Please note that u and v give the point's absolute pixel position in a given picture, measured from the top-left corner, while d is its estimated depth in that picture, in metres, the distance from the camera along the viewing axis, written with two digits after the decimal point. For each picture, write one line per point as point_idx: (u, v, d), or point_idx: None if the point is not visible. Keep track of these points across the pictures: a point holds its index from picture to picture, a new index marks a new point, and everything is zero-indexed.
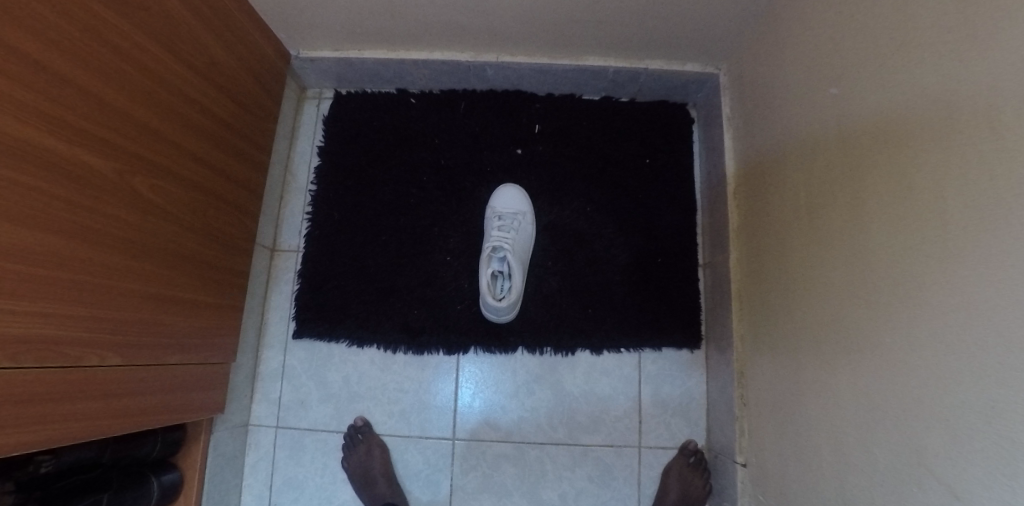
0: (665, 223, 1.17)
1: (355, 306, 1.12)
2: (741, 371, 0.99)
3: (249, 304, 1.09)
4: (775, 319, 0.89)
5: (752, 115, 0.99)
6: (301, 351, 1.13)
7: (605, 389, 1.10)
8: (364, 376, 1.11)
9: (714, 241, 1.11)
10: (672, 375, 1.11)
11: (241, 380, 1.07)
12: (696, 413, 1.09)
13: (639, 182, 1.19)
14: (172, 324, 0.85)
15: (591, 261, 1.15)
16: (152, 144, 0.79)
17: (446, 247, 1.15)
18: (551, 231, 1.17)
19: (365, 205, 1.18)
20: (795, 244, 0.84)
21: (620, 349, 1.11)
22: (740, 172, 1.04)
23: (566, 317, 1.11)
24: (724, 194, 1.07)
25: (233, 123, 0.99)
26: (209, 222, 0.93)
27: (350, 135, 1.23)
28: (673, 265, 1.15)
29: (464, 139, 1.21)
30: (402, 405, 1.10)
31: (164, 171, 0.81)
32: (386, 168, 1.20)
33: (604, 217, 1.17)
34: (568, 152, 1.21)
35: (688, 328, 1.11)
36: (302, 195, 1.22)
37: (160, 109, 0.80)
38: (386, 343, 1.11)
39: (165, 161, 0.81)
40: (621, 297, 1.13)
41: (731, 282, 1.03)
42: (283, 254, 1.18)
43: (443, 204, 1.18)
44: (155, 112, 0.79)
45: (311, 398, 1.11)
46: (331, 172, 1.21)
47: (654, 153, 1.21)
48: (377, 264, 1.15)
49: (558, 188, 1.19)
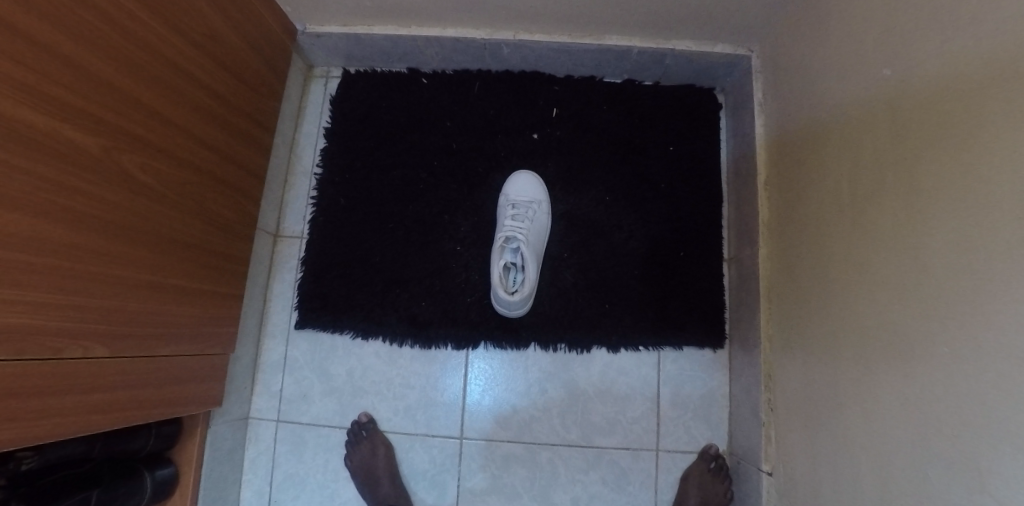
0: (689, 215, 1.10)
1: (360, 297, 1.07)
2: (768, 374, 0.93)
3: (250, 292, 1.04)
4: (808, 320, 0.82)
5: (788, 100, 0.92)
6: (303, 342, 1.08)
7: (622, 390, 1.04)
8: (368, 370, 1.06)
9: (742, 234, 1.04)
10: (693, 376, 1.05)
11: (241, 371, 1.03)
12: (718, 416, 1.03)
13: (662, 171, 1.12)
14: (164, 314, 0.80)
15: (609, 254, 1.08)
16: (143, 121, 0.73)
17: (456, 236, 1.09)
18: (568, 221, 1.11)
19: (372, 191, 1.13)
20: (834, 239, 0.77)
21: (638, 348, 1.05)
22: (772, 160, 0.96)
23: (582, 313, 1.05)
24: (753, 184, 1.00)
25: (233, 100, 0.93)
26: (205, 206, 0.88)
27: (358, 116, 1.17)
28: (697, 259, 1.08)
29: (477, 123, 1.15)
30: (408, 401, 1.05)
31: (156, 150, 0.76)
32: (395, 152, 1.14)
33: (623, 207, 1.10)
34: (587, 138, 1.14)
35: (711, 326, 1.05)
36: (307, 178, 1.16)
37: (152, 83, 0.74)
38: (392, 336, 1.06)
39: (157, 139, 0.76)
40: (641, 293, 1.07)
41: (758, 279, 0.96)
42: (286, 240, 1.13)
43: (454, 191, 1.12)
44: (146, 87, 0.73)
45: (313, 392, 1.06)
46: (337, 155, 1.15)
47: (678, 140, 1.14)
48: (384, 253, 1.09)
49: (576, 176, 1.12)
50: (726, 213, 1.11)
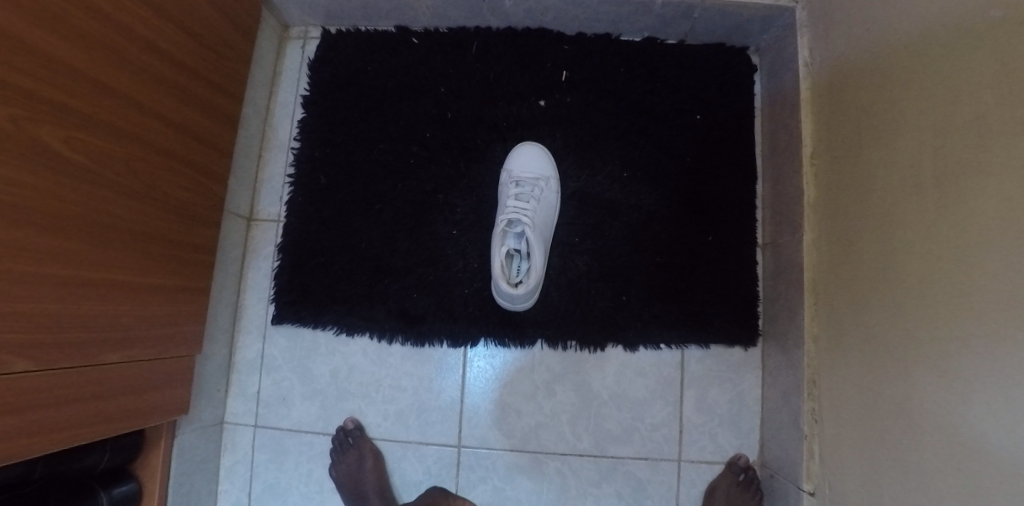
0: (719, 193, 0.96)
1: (345, 287, 0.95)
2: (813, 381, 0.80)
3: (219, 284, 0.92)
4: (871, 324, 0.69)
5: (846, 56, 0.76)
6: (282, 338, 0.96)
7: (640, 393, 0.92)
8: (355, 370, 0.94)
9: (780, 216, 0.90)
10: (721, 378, 0.92)
11: (211, 373, 0.92)
12: (748, 422, 0.91)
13: (688, 143, 0.98)
14: (107, 315, 0.68)
15: (627, 239, 0.95)
16: (68, 85, 0.60)
17: (452, 219, 0.96)
18: (579, 202, 0.97)
19: (357, 168, 0.99)
20: (912, 227, 0.63)
21: (658, 346, 0.92)
22: (821, 130, 0.81)
23: (595, 306, 0.93)
24: (797, 158, 0.86)
25: (187, 62, 0.79)
26: (154, 186, 0.75)
27: (340, 82, 1.02)
28: (727, 245, 0.94)
29: (476, 89, 1.00)
30: (399, 405, 0.93)
31: (87, 120, 0.63)
32: (382, 123, 1.00)
33: (643, 185, 0.97)
34: (602, 106, 0.99)
35: (743, 321, 0.92)
36: (283, 153, 1.03)
37: (77, 38, 0.61)
38: (381, 333, 0.94)
39: (87, 108, 0.63)
40: (663, 283, 0.94)
41: (803, 270, 0.83)
42: (261, 224, 1.00)
43: (449, 167, 0.98)
44: (69, 43, 0.60)
45: (294, 394, 0.95)
46: (316, 126, 1.01)
47: (706, 107, 0.99)
48: (371, 239, 0.96)
49: (589, 150, 0.98)
50: (761, 191, 0.97)
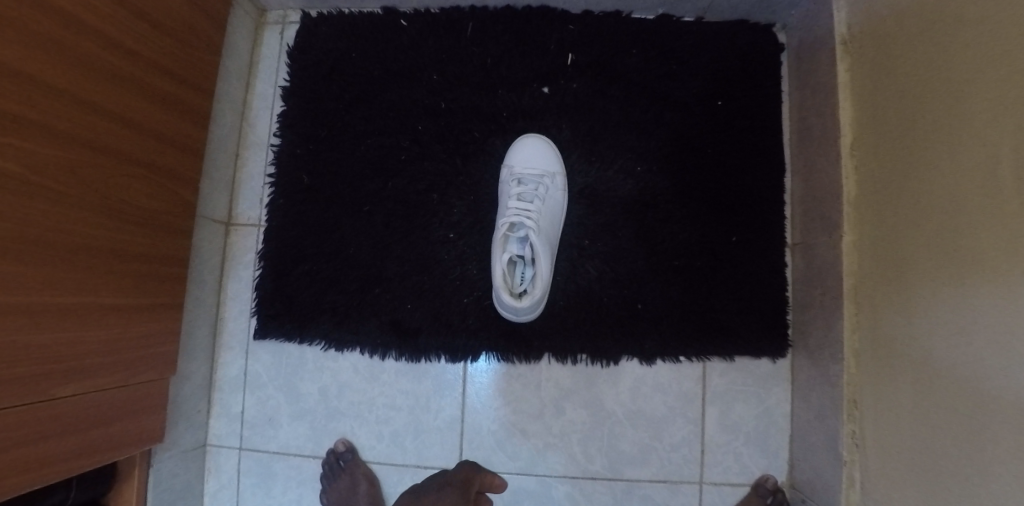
0: (744, 188, 0.86)
1: (332, 298, 0.87)
2: (853, 401, 0.72)
3: (194, 296, 0.84)
4: (929, 342, 0.60)
5: (897, 31, 0.66)
6: (266, 354, 0.88)
7: (657, 410, 0.84)
8: (345, 388, 0.87)
9: (812, 214, 0.81)
10: (745, 392, 0.84)
11: (189, 394, 0.85)
12: (776, 441, 0.83)
13: (709, 133, 0.88)
14: (58, 345, 0.61)
15: (642, 240, 0.86)
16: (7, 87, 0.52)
17: (448, 221, 0.88)
18: (588, 200, 0.88)
19: (343, 166, 0.90)
20: (985, 235, 0.53)
21: (677, 358, 0.84)
22: (865, 117, 0.71)
23: (608, 315, 0.85)
24: (834, 149, 0.76)
25: (144, 52, 0.69)
26: (111, 195, 0.66)
27: (322, 71, 0.93)
28: (753, 246, 0.85)
29: (472, 76, 0.91)
30: (394, 426, 0.86)
31: (31, 127, 0.55)
32: (369, 116, 0.91)
33: (659, 180, 0.87)
34: (612, 92, 0.89)
35: (770, 330, 0.83)
36: (263, 150, 0.94)
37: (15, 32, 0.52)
38: (372, 347, 0.86)
39: (30, 112, 0.54)
40: (681, 289, 0.85)
41: (841, 276, 0.74)
42: (240, 229, 0.92)
43: (444, 164, 0.89)
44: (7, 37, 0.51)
45: (281, 415, 0.87)
46: (298, 121, 0.92)
47: (729, 92, 0.89)
48: (360, 244, 0.88)
49: (598, 142, 0.89)
50: (790, 185, 0.87)
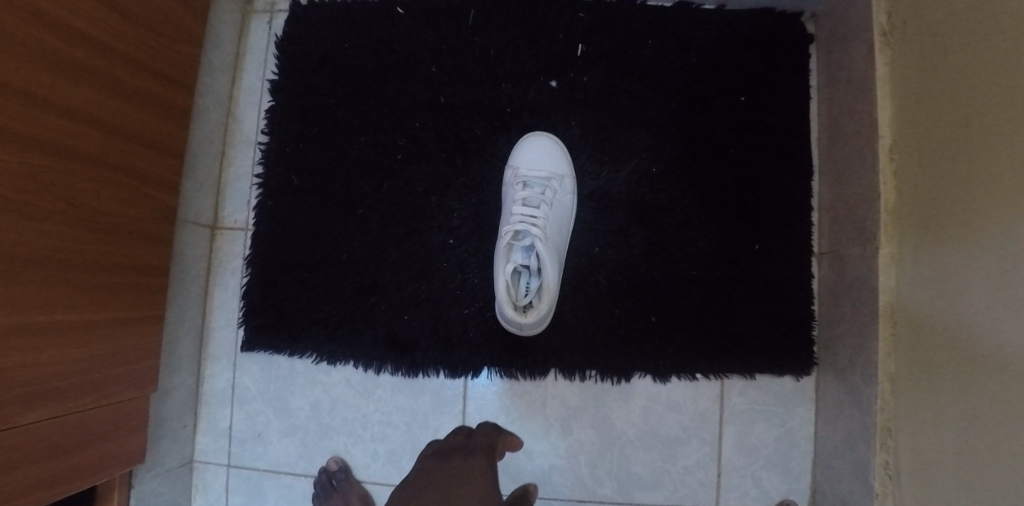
0: (767, 192, 0.80)
1: (324, 308, 0.81)
2: (888, 429, 0.66)
3: (177, 306, 0.79)
4: (976, 373, 0.54)
5: (949, 21, 0.58)
6: (254, 367, 0.83)
7: (671, 430, 0.78)
8: (338, 403, 0.81)
9: (842, 222, 0.75)
10: (766, 412, 0.78)
11: (173, 409, 0.80)
12: (799, 464, 0.78)
13: (730, 131, 0.81)
14: (18, 371, 0.55)
15: (656, 248, 0.80)
16: None
17: (447, 225, 0.82)
18: (599, 203, 0.82)
19: (335, 165, 0.84)
20: None
21: (694, 375, 0.78)
22: (907, 118, 0.64)
23: (619, 329, 0.79)
24: (870, 152, 0.69)
25: (112, 44, 0.63)
26: (78, 203, 0.60)
27: (313, 63, 0.86)
28: (776, 255, 0.79)
29: (473, 69, 0.84)
30: (390, 444, 0.80)
31: None
32: (363, 112, 0.85)
33: (675, 183, 0.81)
34: (625, 87, 0.82)
35: (794, 346, 0.77)
36: (250, 148, 0.88)
37: None
38: (366, 361, 0.80)
39: None
40: (698, 301, 0.79)
41: (875, 292, 0.67)
42: (226, 232, 0.86)
43: (443, 164, 0.83)
44: None
45: (270, 430, 0.82)
46: (287, 117, 0.86)
47: (752, 86, 0.82)
48: (354, 250, 0.82)
49: (610, 141, 0.82)
50: (818, 189, 0.80)
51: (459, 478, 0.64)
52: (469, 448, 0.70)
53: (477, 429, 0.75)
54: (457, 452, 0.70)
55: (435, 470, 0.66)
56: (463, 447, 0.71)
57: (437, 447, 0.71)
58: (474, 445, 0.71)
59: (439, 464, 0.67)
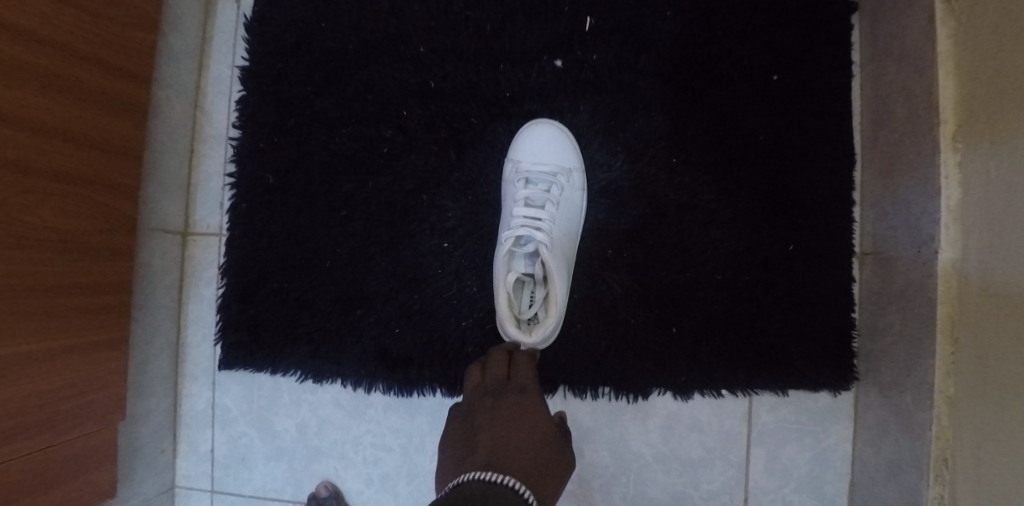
0: (802, 185, 0.70)
1: (308, 321, 0.74)
2: (944, 459, 0.57)
3: (144, 324, 0.72)
4: None
5: None
6: (235, 386, 0.76)
7: (693, 451, 0.71)
8: (327, 425, 0.74)
9: (889, 220, 0.65)
10: (799, 431, 0.71)
11: (148, 434, 0.73)
12: (834, 488, 0.70)
13: (760, 115, 0.71)
14: None
15: (676, 250, 0.71)
16: None
17: (441, 227, 0.73)
18: (611, 199, 0.73)
19: (315, 162, 0.75)
20: None
21: (719, 392, 0.71)
22: (976, 99, 0.54)
23: (635, 341, 0.71)
24: (926, 139, 0.59)
25: (39, 32, 0.53)
26: (14, 220, 0.52)
27: (287, 46, 0.77)
28: (812, 257, 0.70)
29: (467, 49, 0.74)
30: (384, 468, 0.74)
31: None
32: (343, 100, 0.76)
33: (698, 176, 0.71)
34: (639, 66, 0.72)
35: (831, 359, 0.69)
36: (221, 144, 0.79)
37: None
38: (355, 379, 0.73)
39: None
40: (724, 309, 0.71)
41: (931, 303, 0.58)
42: (199, 239, 0.78)
43: (435, 158, 0.74)
44: None
45: (255, 454, 0.75)
46: (261, 109, 0.77)
47: (786, 62, 0.71)
48: (338, 257, 0.74)
49: (623, 128, 0.73)
50: (860, 181, 0.71)
51: (518, 418, 0.58)
52: (519, 385, 0.61)
53: (517, 350, 0.64)
54: (505, 391, 0.61)
55: (488, 415, 0.59)
56: (509, 385, 0.61)
57: (481, 385, 0.62)
58: (520, 380, 0.61)
59: (488, 405, 0.59)
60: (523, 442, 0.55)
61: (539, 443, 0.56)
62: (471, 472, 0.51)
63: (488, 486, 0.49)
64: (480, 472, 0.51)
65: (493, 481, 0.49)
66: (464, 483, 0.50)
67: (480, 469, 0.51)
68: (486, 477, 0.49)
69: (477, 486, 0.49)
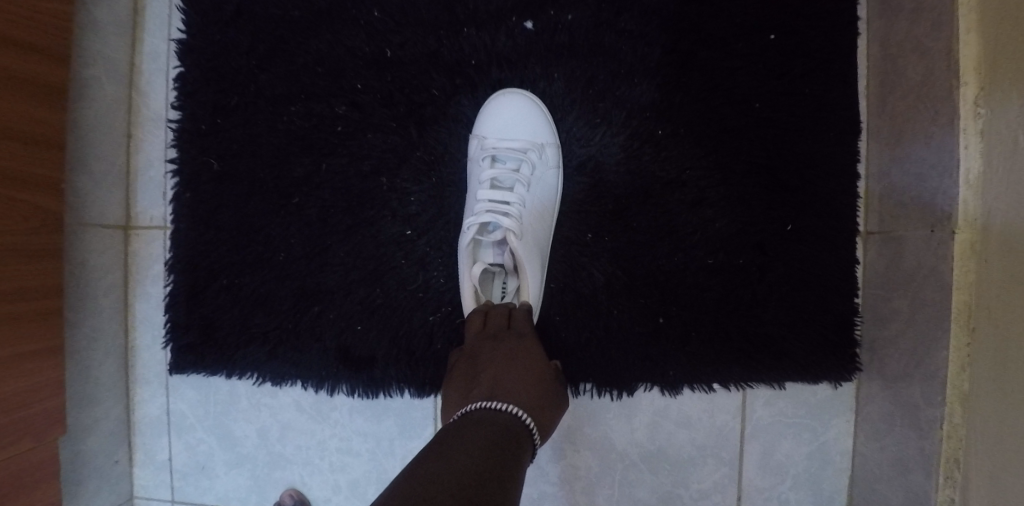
0: (802, 159, 0.63)
1: (263, 320, 0.68)
2: (956, 460, 0.52)
3: (83, 329, 0.66)
4: None
5: None
6: (189, 391, 0.71)
7: (682, 450, 0.66)
8: (289, 430, 0.69)
9: (899, 195, 0.58)
10: (797, 425, 0.66)
11: (98, 444, 0.69)
12: (833, 485, 0.65)
13: (756, 80, 0.63)
14: None
15: (663, 232, 0.65)
16: None
17: (403, 213, 0.66)
18: (591, 177, 0.66)
19: (262, 144, 0.68)
20: None
21: (710, 387, 0.65)
22: (1004, 56, 0.46)
23: (618, 333, 0.65)
24: (943, 102, 0.52)
25: None
26: None
27: (226, 13, 0.68)
28: (813, 238, 0.63)
29: (426, 11, 0.66)
30: (352, 475, 0.69)
31: None
32: (291, 74, 0.68)
33: (687, 150, 0.64)
34: (619, 26, 0.64)
35: (832, 349, 0.63)
36: (161, 127, 0.72)
37: None
38: (316, 381, 0.67)
39: None
40: (716, 297, 0.64)
41: (945, 290, 0.52)
42: (142, 233, 0.72)
43: (394, 136, 0.66)
44: None
45: (215, 462, 0.71)
46: (200, 85, 0.69)
47: (786, 17, 0.63)
48: (292, 249, 0.68)
49: (604, 97, 0.65)
50: (866, 151, 0.64)
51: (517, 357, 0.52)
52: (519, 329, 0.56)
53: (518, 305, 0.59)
54: (504, 333, 0.55)
55: (484, 358, 0.53)
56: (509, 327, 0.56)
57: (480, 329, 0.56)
58: (518, 327, 0.56)
59: (477, 355, 0.53)
60: (522, 389, 0.49)
61: (539, 385, 0.50)
62: (475, 402, 0.47)
63: (495, 416, 0.45)
64: (486, 401, 0.47)
65: (499, 410, 0.46)
66: (467, 414, 0.46)
67: (486, 399, 0.47)
68: (494, 406, 0.46)
69: (481, 415, 0.46)
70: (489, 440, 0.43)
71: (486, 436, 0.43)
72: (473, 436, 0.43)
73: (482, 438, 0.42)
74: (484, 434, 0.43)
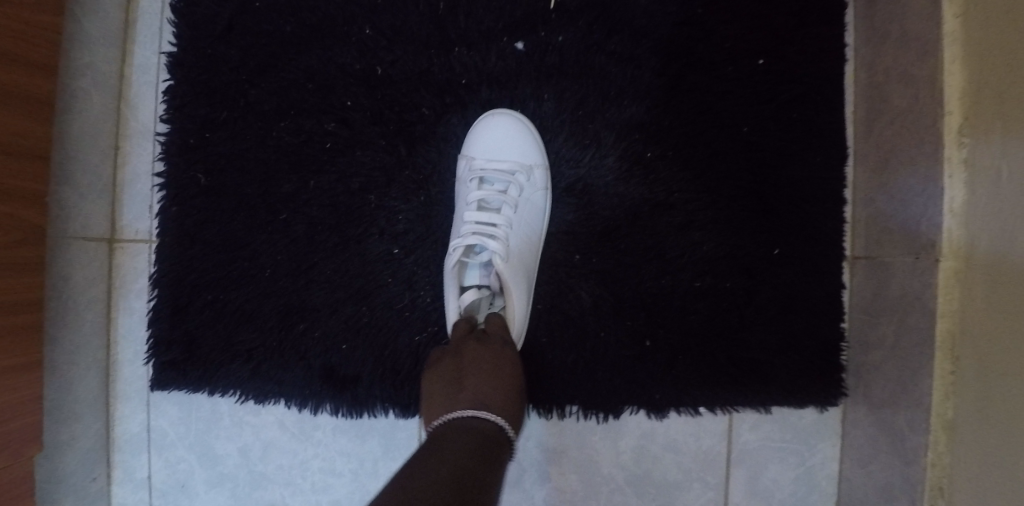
0: (789, 183, 0.63)
1: (248, 337, 0.67)
2: (941, 489, 0.52)
3: (63, 343, 0.65)
4: None
5: None
6: (171, 408, 0.70)
7: (669, 474, 0.66)
8: (271, 449, 0.69)
9: (885, 221, 0.59)
10: (783, 451, 0.65)
11: (76, 461, 0.67)
12: None
13: (743, 105, 0.64)
14: None
15: (650, 255, 0.65)
16: None
17: (391, 231, 0.66)
18: (580, 197, 0.66)
19: (251, 160, 0.68)
20: None
21: (697, 410, 0.65)
22: (986, 89, 0.47)
23: (605, 355, 0.65)
24: (928, 131, 0.52)
25: None
26: None
27: (217, 28, 0.68)
28: (800, 262, 0.63)
29: (417, 30, 0.66)
30: (334, 495, 0.68)
31: None
32: (281, 89, 0.68)
33: (675, 173, 0.64)
34: (610, 48, 0.65)
35: (818, 373, 0.63)
36: (149, 140, 0.72)
37: None
38: (300, 399, 0.67)
39: None
40: (704, 320, 0.64)
41: (930, 318, 0.52)
42: (126, 246, 0.71)
43: (383, 153, 0.66)
44: None
45: (194, 480, 0.70)
46: (189, 100, 0.69)
47: (774, 43, 0.64)
48: (277, 266, 0.67)
49: (593, 119, 0.65)
50: (852, 176, 0.64)
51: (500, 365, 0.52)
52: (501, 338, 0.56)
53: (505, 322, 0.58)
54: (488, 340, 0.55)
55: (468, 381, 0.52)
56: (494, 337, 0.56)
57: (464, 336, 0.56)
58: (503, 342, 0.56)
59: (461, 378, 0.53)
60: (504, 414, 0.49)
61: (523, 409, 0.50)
62: (463, 408, 0.47)
63: (480, 424, 0.46)
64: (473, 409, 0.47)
65: (486, 419, 0.46)
66: (452, 421, 0.46)
67: (473, 407, 0.47)
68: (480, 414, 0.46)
69: (466, 422, 0.46)
70: (472, 444, 0.43)
71: (471, 441, 0.43)
72: (459, 440, 0.43)
73: (463, 444, 0.43)
74: (467, 440, 0.43)
